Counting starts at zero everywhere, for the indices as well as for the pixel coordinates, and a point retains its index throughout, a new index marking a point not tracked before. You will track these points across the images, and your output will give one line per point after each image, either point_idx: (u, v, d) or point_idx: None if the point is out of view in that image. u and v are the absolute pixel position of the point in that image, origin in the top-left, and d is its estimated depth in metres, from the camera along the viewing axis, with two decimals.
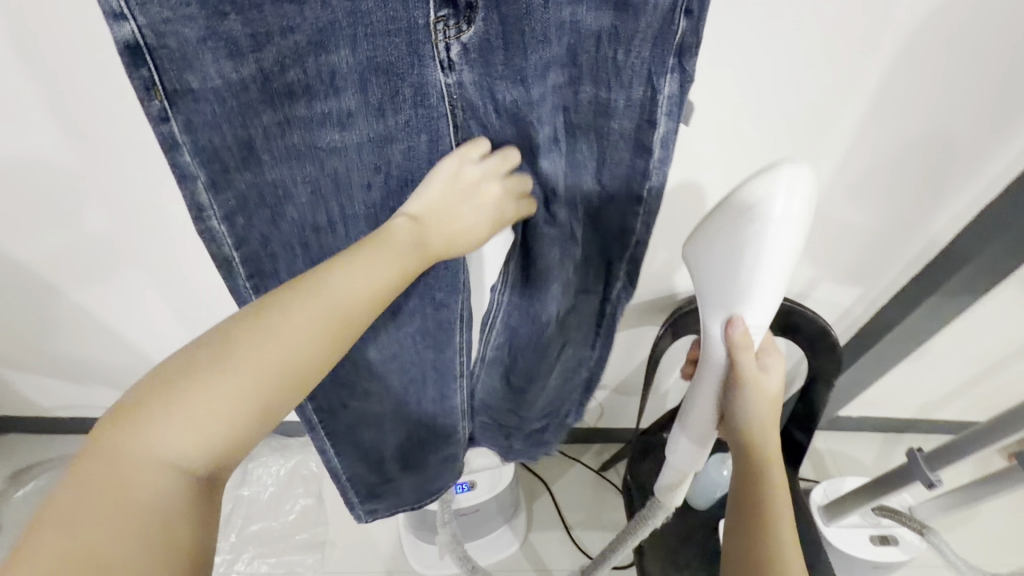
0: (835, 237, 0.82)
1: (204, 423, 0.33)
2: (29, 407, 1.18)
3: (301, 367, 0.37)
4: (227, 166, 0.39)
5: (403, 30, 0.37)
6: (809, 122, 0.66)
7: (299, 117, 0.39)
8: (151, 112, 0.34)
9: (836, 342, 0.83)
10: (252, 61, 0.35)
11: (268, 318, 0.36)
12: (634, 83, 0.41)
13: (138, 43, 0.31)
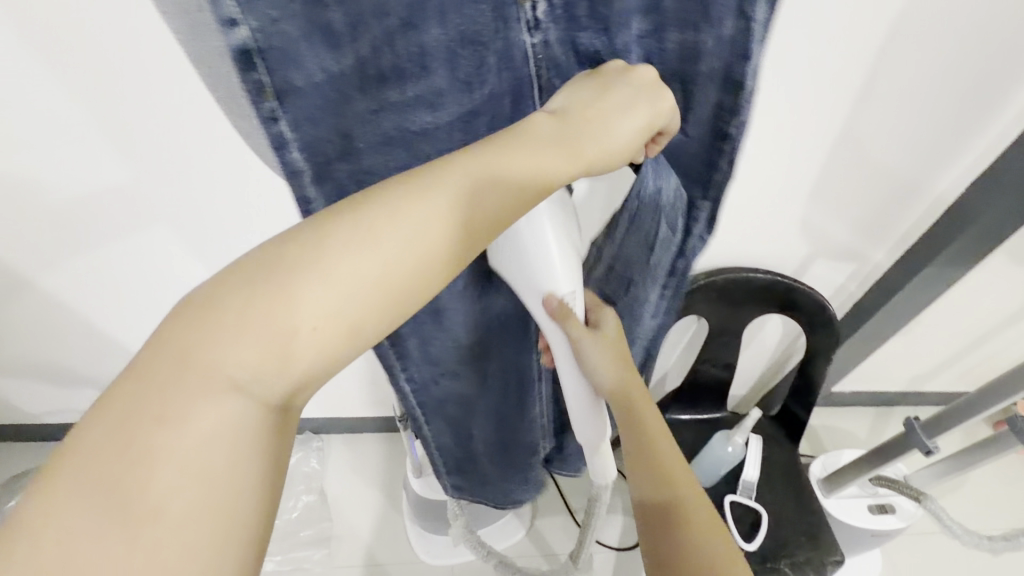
0: (831, 214, 0.83)
1: (280, 343, 0.30)
2: (19, 415, 1.15)
3: (349, 335, 0.32)
4: (329, 158, 0.39)
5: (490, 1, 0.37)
6: (806, 98, 0.67)
7: (393, 101, 0.39)
8: (263, 116, 0.34)
9: (832, 317, 0.85)
10: (350, 50, 0.35)
11: (312, 272, 0.31)
12: (722, 16, 0.38)
13: (251, 47, 0.31)
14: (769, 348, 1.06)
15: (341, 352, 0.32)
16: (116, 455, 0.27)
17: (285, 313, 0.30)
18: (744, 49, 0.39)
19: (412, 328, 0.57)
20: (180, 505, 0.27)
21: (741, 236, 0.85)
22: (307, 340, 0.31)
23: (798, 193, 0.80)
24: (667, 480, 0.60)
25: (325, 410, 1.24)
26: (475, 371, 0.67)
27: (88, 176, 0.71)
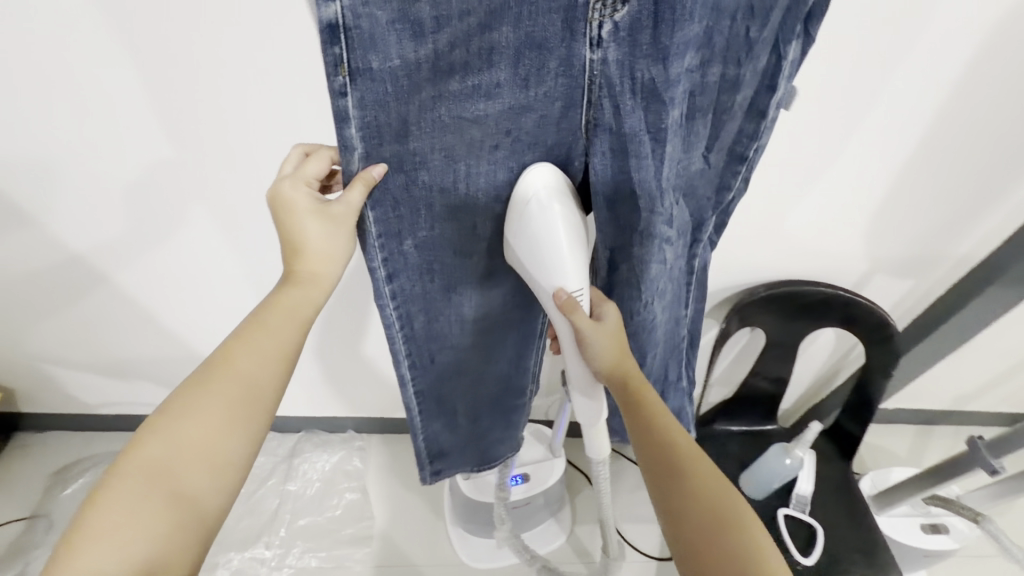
0: (899, 230, 0.81)
1: (191, 464, 0.49)
2: (75, 404, 1.19)
3: (257, 376, 0.52)
4: (383, 138, 0.41)
5: (561, 9, 0.38)
6: (885, 112, 0.67)
7: (452, 91, 0.41)
8: (335, 88, 0.37)
9: (893, 332, 0.84)
10: (430, 41, 0.37)
11: (233, 356, 0.52)
12: (761, 50, 0.47)
13: (339, 23, 0.34)
14: (819, 361, 1.05)
15: (259, 386, 0.52)
16: (113, 485, 0.46)
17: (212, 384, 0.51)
18: (771, 81, 0.49)
19: (418, 302, 0.58)
20: (135, 546, 0.45)
21: (804, 252, 0.84)
22: (237, 384, 0.52)
23: (866, 209, 0.78)
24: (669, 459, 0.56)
25: (368, 408, 1.26)
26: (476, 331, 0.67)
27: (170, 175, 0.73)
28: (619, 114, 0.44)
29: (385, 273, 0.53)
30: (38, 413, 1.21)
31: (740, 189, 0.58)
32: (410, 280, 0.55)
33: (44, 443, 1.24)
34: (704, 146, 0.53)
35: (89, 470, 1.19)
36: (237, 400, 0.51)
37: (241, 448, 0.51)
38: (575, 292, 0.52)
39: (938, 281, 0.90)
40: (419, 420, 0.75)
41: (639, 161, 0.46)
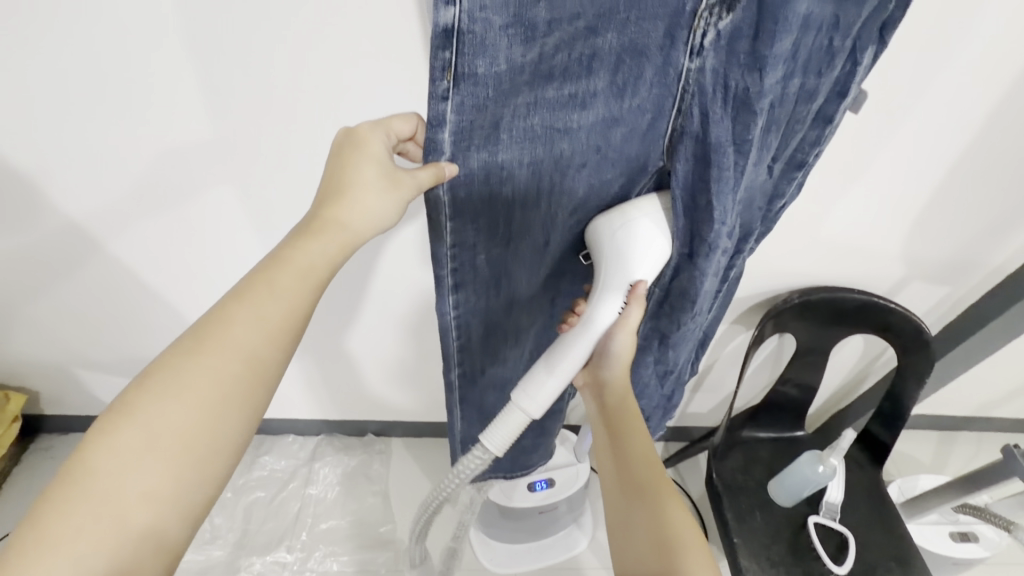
0: (938, 236, 0.81)
1: (170, 450, 0.41)
2: (96, 407, 1.18)
3: (254, 350, 0.45)
4: (471, 144, 0.40)
5: (667, 15, 0.37)
6: (934, 118, 0.66)
7: (549, 98, 0.40)
8: (436, 93, 0.36)
9: (928, 340, 0.84)
10: (538, 45, 0.36)
11: (230, 324, 0.45)
12: (838, 60, 0.43)
13: (454, 27, 0.33)
14: (846, 366, 1.04)
15: (256, 358, 0.45)
16: (89, 464, 0.40)
17: (202, 355, 0.44)
18: (841, 88, 0.45)
19: (478, 315, 0.56)
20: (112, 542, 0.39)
21: (839, 258, 0.84)
22: (232, 358, 0.44)
23: (905, 216, 0.78)
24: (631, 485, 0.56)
25: (390, 413, 1.26)
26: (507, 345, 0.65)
27: (205, 181, 0.72)
28: (706, 123, 0.41)
29: (451, 283, 0.51)
30: (60, 415, 1.21)
31: (791, 196, 0.54)
32: (474, 293, 0.53)
33: (64, 445, 1.24)
34: (770, 157, 0.49)
35: None
36: (232, 375, 0.44)
37: (233, 431, 0.44)
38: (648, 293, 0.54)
39: (973, 288, 0.89)
40: (458, 436, 0.73)
41: (720, 172, 0.43)
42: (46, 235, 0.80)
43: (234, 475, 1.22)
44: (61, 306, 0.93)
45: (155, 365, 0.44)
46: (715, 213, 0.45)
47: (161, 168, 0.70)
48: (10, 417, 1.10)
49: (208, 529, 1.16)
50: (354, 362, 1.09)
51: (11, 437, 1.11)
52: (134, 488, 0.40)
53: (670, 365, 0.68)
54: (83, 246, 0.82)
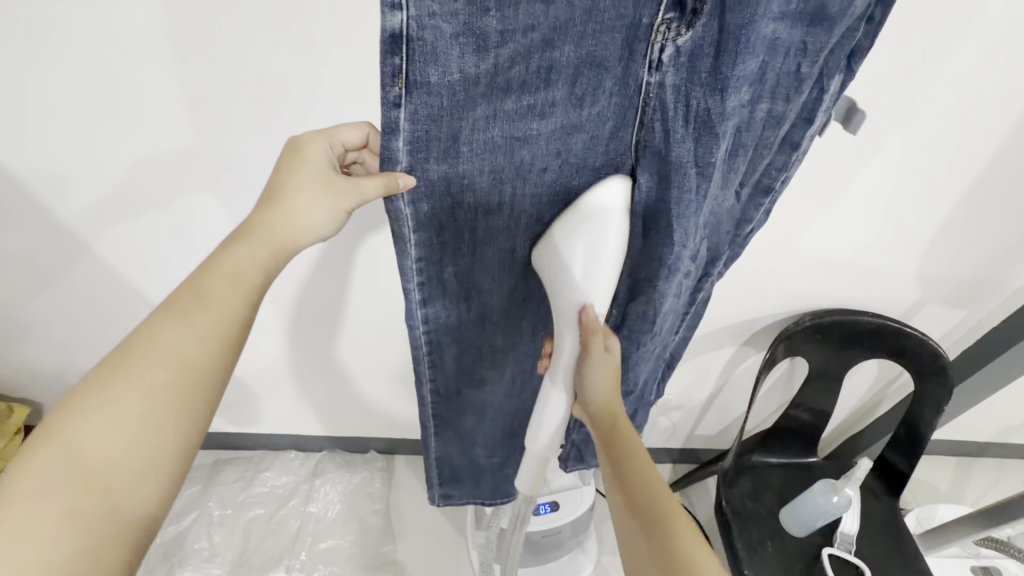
0: (954, 258, 0.78)
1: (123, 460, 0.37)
2: None
3: (187, 356, 0.40)
4: (429, 155, 0.38)
5: (624, 27, 0.36)
6: (950, 139, 0.64)
7: (507, 110, 0.38)
8: (388, 99, 0.34)
9: (947, 365, 0.81)
10: (492, 56, 0.34)
11: (160, 332, 0.41)
12: (806, 86, 0.41)
13: (402, 34, 0.32)
14: (861, 390, 1.01)
15: (187, 363, 0.40)
16: (5, 500, 0.35)
17: (132, 365, 0.39)
18: (809, 114, 0.43)
19: (450, 331, 0.55)
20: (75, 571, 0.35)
21: (851, 280, 0.82)
22: (158, 365, 0.40)
23: (919, 237, 0.76)
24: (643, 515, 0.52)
25: (391, 429, 1.24)
26: (501, 368, 0.63)
27: (208, 195, 0.72)
28: (668, 141, 0.40)
29: (418, 297, 0.50)
30: None
31: (761, 221, 0.52)
32: (443, 308, 0.52)
33: None
34: (737, 182, 0.48)
35: None
36: (160, 384, 0.39)
37: (167, 443, 0.39)
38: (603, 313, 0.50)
39: (992, 311, 0.86)
40: (435, 448, 0.72)
41: (681, 194, 0.42)
42: (53, 249, 0.81)
43: (234, 492, 1.21)
44: (68, 318, 0.93)
45: (82, 386, 0.39)
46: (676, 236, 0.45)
47: (165, 184, 0.71)
48: (12, 431, 1.07)
49: (207, 547, 1.14)
50: (356, 377, 1.08)
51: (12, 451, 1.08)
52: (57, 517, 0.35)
53: (642, 380, 0.68)
54: (89, 260, 0.82)
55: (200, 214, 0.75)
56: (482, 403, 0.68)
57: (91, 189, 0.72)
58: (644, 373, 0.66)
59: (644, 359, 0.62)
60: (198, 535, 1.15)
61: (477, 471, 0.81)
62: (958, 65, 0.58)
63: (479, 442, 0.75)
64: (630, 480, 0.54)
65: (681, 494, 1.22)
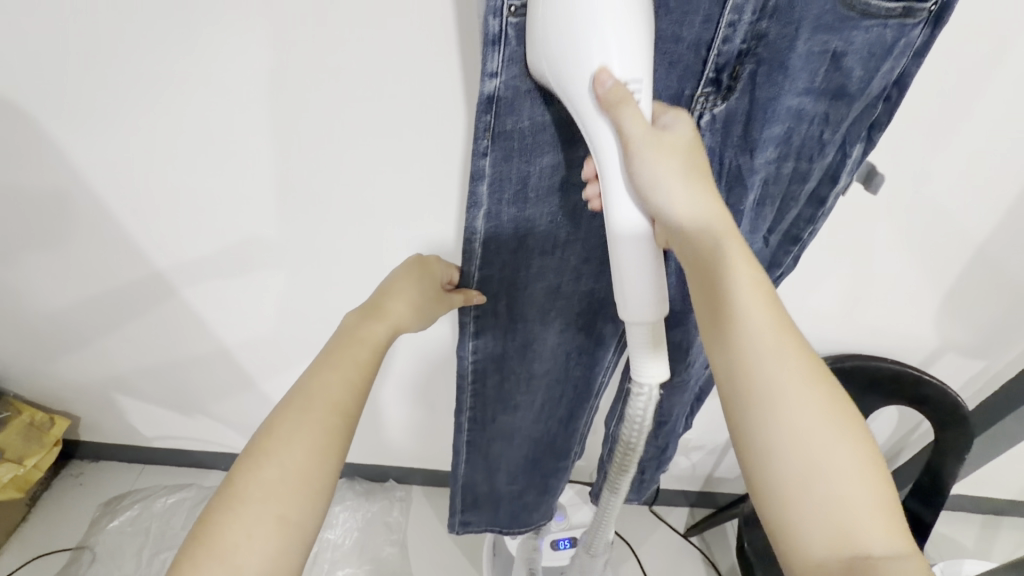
0: (970, 309, 0.81)
1: (277, 501, 0.43)
2: (130, 435, 1.23)
3: (333, 403, 0.47)
4: (504, 196, 0.43)
5: (670, 98, 0.42)
6: (965, 198, 0.68)
7: (570, 160, 0.43)
8: (477, 150, 0.40)
9: (966, 416, 0.83)
10: (559, 109, 0.40)
11: (317, 380, 0.48)
12: (828, 150, 0.45)
13: (495, 95, 0.37)
14: (882, 437, 1.02)
15: (335, 403, 0.47)
16: (203, 532, 0.41)
17: (299, 410, 0.46)
18: (833, 174, 0.46)
19: (495, 359, 0.59)
20: None
21: (867, 326, 0.85)
22: (317, 407, 0.47)
23: (934, 289, 0.79)
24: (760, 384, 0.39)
25: (411, 459, 1.25)
26: (532, 393, 0.66)
27: (258, 229, 0.76)
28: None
29: (472, 327, 0.55)
30: (97, 443, 1.25)
31: (789, 266, 0.55)
32: (491, 337, 0.57)
33: (96, 472, 1.27)
34: (765, 228, 0.53)
35: (139, 503, 1.21)
36: (311, 435, 0.46)
37: (326, 473, 0.45)
38: (627, 83, 0.35)
39: (1010, 362, 0.88)
40: (462, 475, 0.75)
41: None
42: (116, 273, 0.86)
43: None
44: (119, 338, 0.99)
45: (255, 437, 0.46)
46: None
47: (220, 219, 0.75)
48: (51, 441, 1.13)
49: None
50: (380, 408, 1.10)
51: (49, 461, 1.14)
52: (251, 543, 0.41)
53: (675, 410, 0.71)
54: (148, 286, 0.88)
55: (249, 246, 0.79)
56: (511, 429, 0.70)
57: (159, 223, 0.77)
58: (674, 404, 0.70)
59: (678, 388, 0.67)
60: None
61: (496, 500, 0.83)
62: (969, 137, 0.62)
63: (505, 469, 0.78)
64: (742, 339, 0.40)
65: (700, 538, 1.22)
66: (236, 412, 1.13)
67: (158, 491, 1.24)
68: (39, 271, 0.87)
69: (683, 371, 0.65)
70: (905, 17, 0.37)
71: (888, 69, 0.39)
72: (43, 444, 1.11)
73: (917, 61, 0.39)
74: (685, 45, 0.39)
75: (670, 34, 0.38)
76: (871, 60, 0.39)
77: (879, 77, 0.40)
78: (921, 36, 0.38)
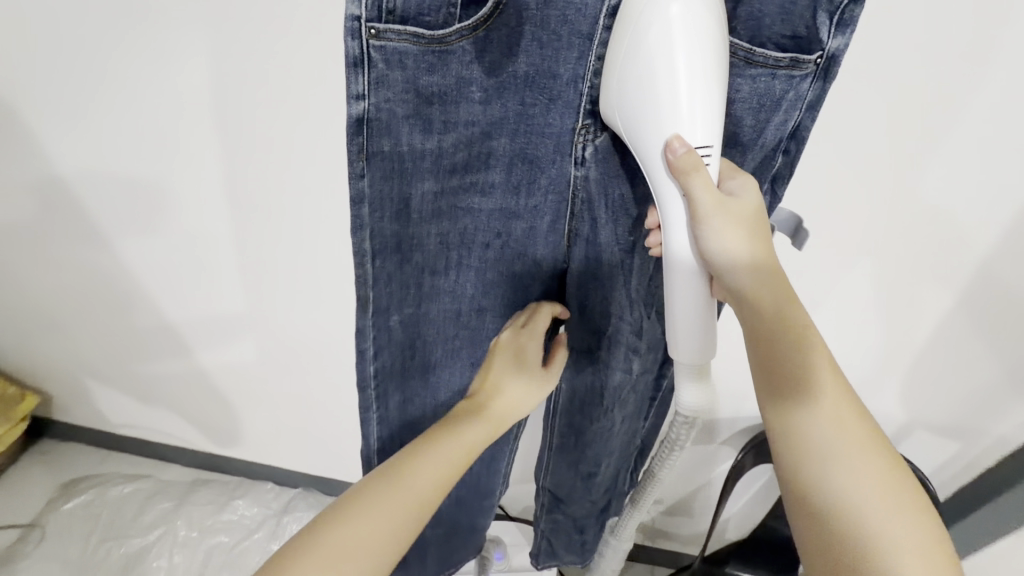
0: (938, 384, 0.75)
1: (381, 540, 0.43)
2: (98, 421, 1.25)
3: (447, 463, 0.48)
4: (386, 216, 0.40)
5: (553, 134, 0.41)
6: (919, 266, 0.63)
7: (453, 185, 0.42)
8: (353, 172, 0.37)
9: (932, 501, 0.77)
10: (437, 138, 0.39)
11: (418, 462, 0.47)
12: None
13: (366, 117, 0.35)
14: None
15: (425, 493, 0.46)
16: (313, 539, 0.42)
17: (389, 489, 0.45)
18: None
19: (396, 381, 0.54)
20: None
21: None
22: (437, 460, 0.48)
23: (897, 360, 0.74)
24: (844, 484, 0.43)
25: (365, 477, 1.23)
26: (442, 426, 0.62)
27: (217, 221, 0.79)
28: (595, 227, 0.46)
29: (372, 353, 0.49)
30: (68, 423, 1.28)
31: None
32: (389, 356, 0.51)
33: (64, 452, 1.30)
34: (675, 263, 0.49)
35: (95, 488, 1.22)
36: (424, 485, 0.46)
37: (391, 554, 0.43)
38: (699, 150, 0.36)
39: (991, 449, 0.80)
40: None
41: (610, 270, 0.48)
42: (90, 253, 0.90)
43: (204, 514, 1.21)
44: (90, 319, 1.02)
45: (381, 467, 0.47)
46: (615, 302, 0.50)
47: (184, 208, 0.79)
48: (19, 416, 1.15)
49: (164, 567, 1.13)
50: (333, 420, 1.08)
51: (15, 435, 1.16)
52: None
53: (612, 463, 0.67)
54: (117, 273, 0.92)
55: (210, 237, 0.81)
56: None
57: (128, 213, 0.82)
58: (604, 454, 0.65)
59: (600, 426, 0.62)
60: (160, 552, 1.14)
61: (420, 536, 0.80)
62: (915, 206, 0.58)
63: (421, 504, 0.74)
64: (825, 445, 0.44)
65: None
66: (198, 405, 1.14)
67: (116, 479, 1.25)
68: (26, 251, 0.93)
69: (602, 408, 0.60)
70: (792, 69, 0.35)
71: (780, 120, 0.38)
72: (11, 417, 1.14)
73: (811, 116, 0.37)
74: (562, 83, 0.38)
75: (547, 70, 0.38)
76: (761, 111, 0.38)
77: (772, 130, 0.38)
78: (813, 89, 0.36)
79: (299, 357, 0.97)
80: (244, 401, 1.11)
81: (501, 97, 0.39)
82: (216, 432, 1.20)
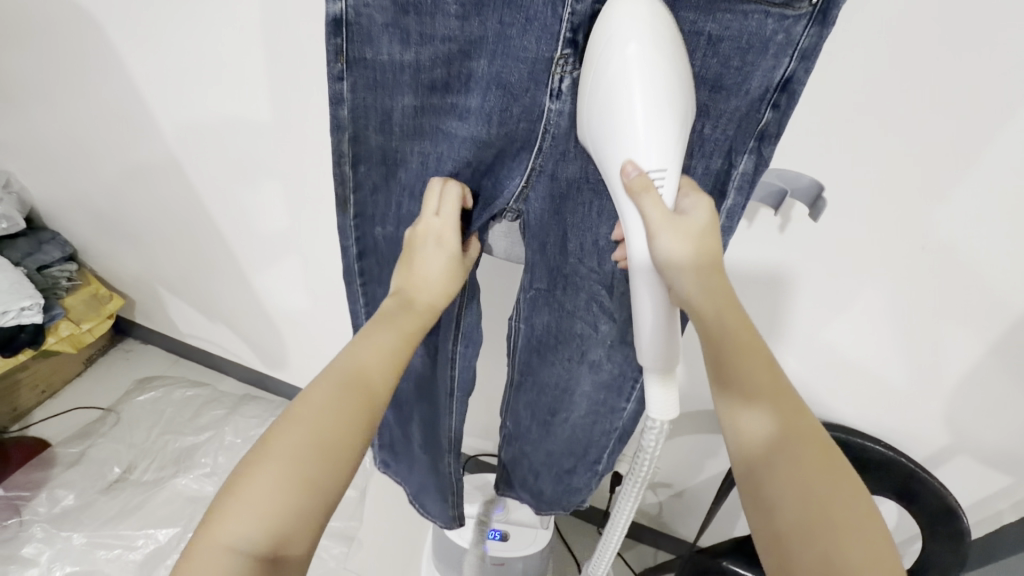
0: (995, 408, 0.67)
1: (335, 426, 0.41)
2: (170, 328, 1.40)
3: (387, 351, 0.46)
4: (369, 124, 0.46)
5: (529, 61, 0.41)
6: (979, 269, 0.55)
7: (433, 104, 0.45)
8: (334, 73, 0.43)
9: (962, 531, 0.70)
10: (414, 50, 0.42)
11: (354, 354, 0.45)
12: (715, 154, 0.43)
13: (342, 19, 0.40)
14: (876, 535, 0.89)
15: (351, 397, 0.42)
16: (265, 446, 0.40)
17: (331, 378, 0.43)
18: (721, 185, 0.44)
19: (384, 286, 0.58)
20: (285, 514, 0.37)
21: (855, 399, 0.75)
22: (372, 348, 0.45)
23: (939, 375, 0.67)
24: (813, 455, 0.40)
25: None
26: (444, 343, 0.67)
27: (268, 156, 0.84)
28: (561, 162, 0.46)
29: (356, 251, 0.55)
30: (146, 328, 1.45)
31: None
32: (378, 263, 0.56)
33: (143, 352, 1.48)
34: None
35: (163, 387, 1.39)
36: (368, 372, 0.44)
37: (335, 474, 0.40)
38: (652, 172, 0.37)
39: None
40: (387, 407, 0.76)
41: (576, 208, 0.49)
42: (164, 173, 0.99)
43: (248, 426, 1.33)
44: (165, 235, 1.13)
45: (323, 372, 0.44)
46: (573, 239, 0.51)
47: (239, 138, 0.84)
48: (105, 314, 1.33)
49: (209, 464, 1.27)
50: None
51: (102, 329, 1.34)
52: (235, 557, 0.36)
53: (573, 420, 0.67)
54: (188, 197, 1.02)
55: (262, 167, 0.86)
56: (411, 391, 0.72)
57: (196, 140, 0.89)
58: (562, 406, 0.66)
59: (552, 365, 0.63)
60: (208, 450, 1.28)
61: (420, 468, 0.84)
62: (977, 200, 0.51)
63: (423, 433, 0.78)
64: (793, 412, 0.42)
65: None
66: (250, 326, 1.25)
67: (181, 382, 1.41)
68: (116, 165, 1.04)
69: (556, 347, 0.61)
70: (786, 8, 0.35)
71: (768, 66, 0.38)
72: (99, 313, 1.32)
73: (802, 65, 0.37)
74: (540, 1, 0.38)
75: None
76: (748, 53, 0.38)
77: (758, 77, 0.39)
78: (807, 35, 0.36)
79: (335, 291, 1.02)
80: (288, 328, 1.19)
81: (479, 14, 0.40)
82: (265, 353, 1.31)
